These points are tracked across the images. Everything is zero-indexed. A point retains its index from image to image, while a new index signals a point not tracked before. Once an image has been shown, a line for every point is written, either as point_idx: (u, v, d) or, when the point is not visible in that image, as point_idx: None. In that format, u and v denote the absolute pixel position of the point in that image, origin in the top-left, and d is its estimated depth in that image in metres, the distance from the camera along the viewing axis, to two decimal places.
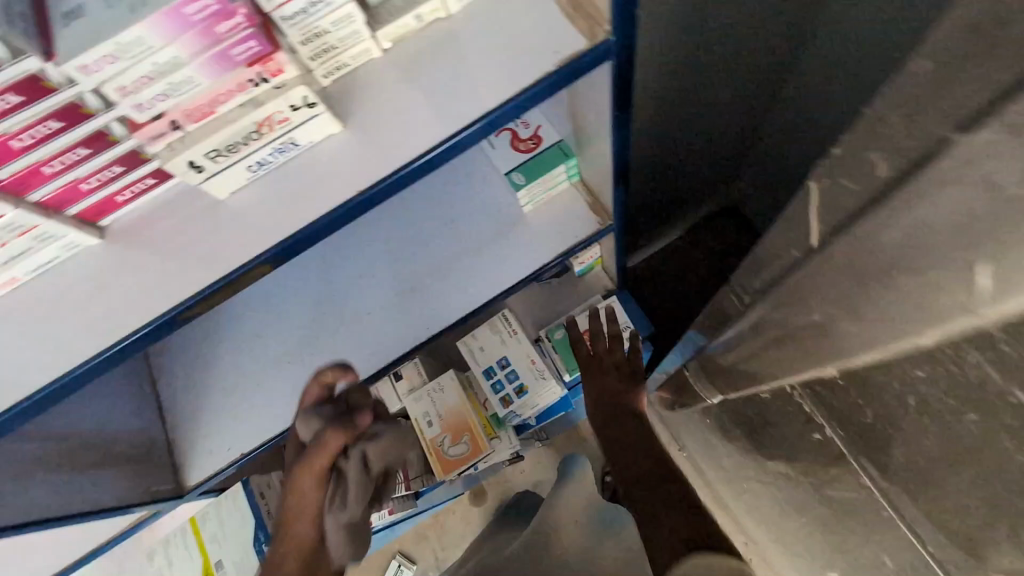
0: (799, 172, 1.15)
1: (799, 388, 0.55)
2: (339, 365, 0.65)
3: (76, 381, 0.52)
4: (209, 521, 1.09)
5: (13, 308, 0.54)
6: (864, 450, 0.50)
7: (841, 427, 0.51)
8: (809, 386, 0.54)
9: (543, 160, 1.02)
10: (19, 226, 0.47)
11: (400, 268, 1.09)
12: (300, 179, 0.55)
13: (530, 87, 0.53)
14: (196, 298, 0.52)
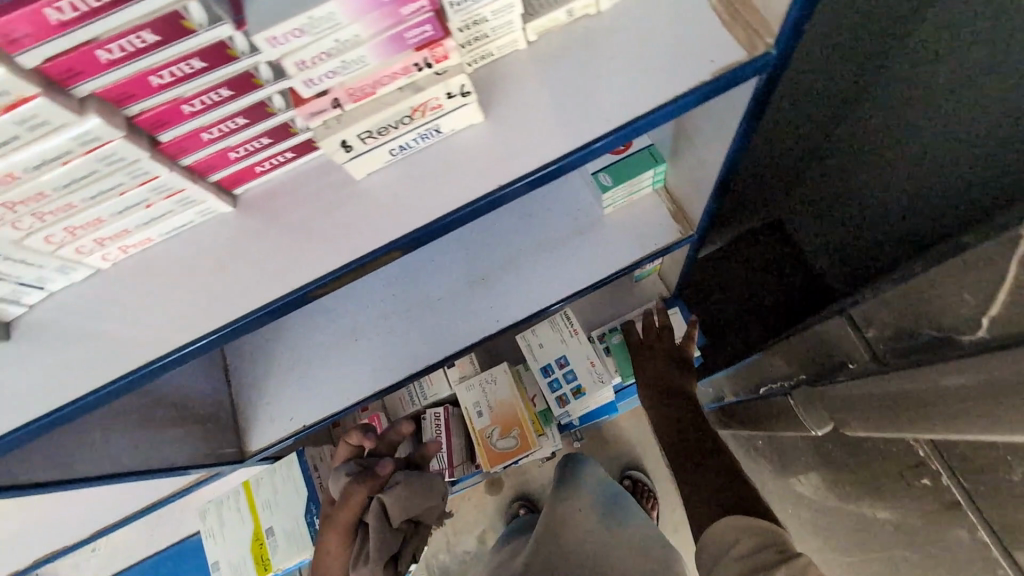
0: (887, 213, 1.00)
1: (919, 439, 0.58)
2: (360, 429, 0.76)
3: (205, 346, 0.52)
4: (262, 488, 1.08)
5: (141, 266, 0.54)
6: (993, 506, 0.51)
7: (967, 479, 0.53)
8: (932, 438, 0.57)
9: (629, 165, 0.98)
10: (168, 189, 0.47)
11: (475, 258, 1.07)
12: (432, 167, 0.53)
13: (684, 95, 0.51)
14: (327, 278, 0.51)
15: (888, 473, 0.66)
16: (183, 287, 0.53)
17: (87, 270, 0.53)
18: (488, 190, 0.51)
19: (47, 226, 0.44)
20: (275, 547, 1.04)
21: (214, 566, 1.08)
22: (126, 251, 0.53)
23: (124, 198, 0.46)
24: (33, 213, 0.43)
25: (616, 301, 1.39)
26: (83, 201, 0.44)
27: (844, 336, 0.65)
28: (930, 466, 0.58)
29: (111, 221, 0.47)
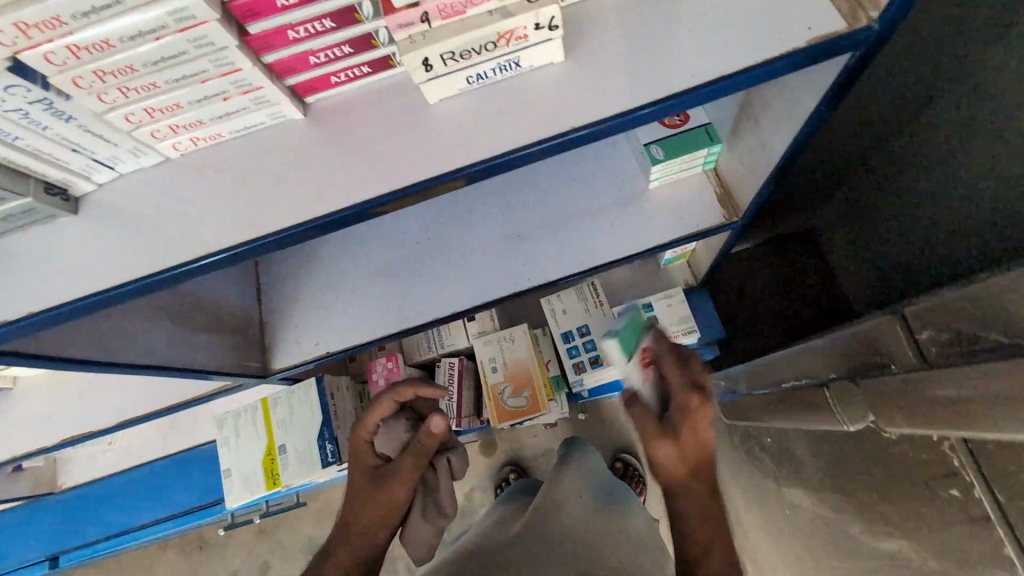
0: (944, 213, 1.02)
1: (954, 442, 0.59)
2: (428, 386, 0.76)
3: (269, 247, 0.52)
4: (279, 406, 1.12)
5: (208, 161, 0.55)
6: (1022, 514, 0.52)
7: (1003, 489, 0.53)
8: (966, 442, 0.58)
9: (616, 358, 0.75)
10: (247, 84, 0.47)
11: (515, 214, 1.07)
12: (503, 102, 0.53)
13: (778, 59, 0.49)
14: (393, 196, 0.51)
15: (917, 483, 0.66)
16: (246, 187, 0.54)
17: (156, 156, 0.54)
18: (560, 132, 0.50)
19: (129, 102, 0.45)
20: (286, 464, 1.08)
21: (226, 473, 1.12)
22: (196, 143, 0.54)
23: (205, 86, 0.46)
24: (118, 86, 0.43)
25: (643, 280, 1.39)
26: (165, 82, 0.44)
27: (892, 334, 0.64)
28: (963, 477, 0.59)
29: (188, 109, 0.48)
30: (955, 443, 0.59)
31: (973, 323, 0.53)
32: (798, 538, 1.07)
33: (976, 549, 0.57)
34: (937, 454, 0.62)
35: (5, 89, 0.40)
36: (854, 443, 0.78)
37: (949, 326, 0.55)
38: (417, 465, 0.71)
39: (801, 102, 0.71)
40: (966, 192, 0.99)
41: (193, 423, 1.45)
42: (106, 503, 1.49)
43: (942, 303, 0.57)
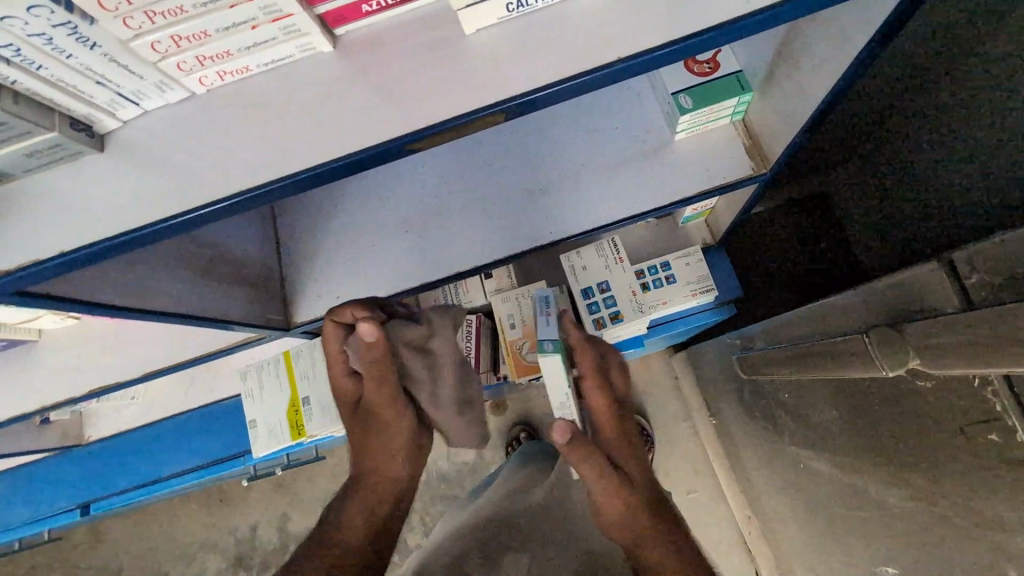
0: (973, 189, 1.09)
1: (998, 384, 0.60)
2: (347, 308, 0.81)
3: (307, 182, 0.51)
4: (301, 360, 1.13)
5: (233, 98, 0.53)
6: None
7: None
8: (1012, 383, 0.59)
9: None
10: (276, 10, 0.45)
11: (536, 166, 1.04)
12: (542, 32, 0.50)
13: None
14: (431, 131, 0.49)
15: (949, 430, 0.66)
16: (273, 125, 0.52)
17: (181, 92, 0.52)
18: (605, 62, 0.48)
19: (156, 29, 0.43)
20: (310, 415, 1.10)
21: (252, 424, 1.14)
22: (223, 78, 0.52)
23: (234, 12, 0.44)
24: (144, 10, 0.41)
25: (662, 238, 1.37)
26: (193, 7, 0.42)
27: (936, 286, 0.62)
28: (1003, 421, 0.59)
29: (215, 38, 0.46)
30: (997, 385, 0.60)
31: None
32: (810, 489, 1.10)
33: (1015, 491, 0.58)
34: (973, 397, 0.63)
35: (29, 10, 0.38)
36: (878, 393, 0.79)
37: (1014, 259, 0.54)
38: (378, 374, 0.82)
39: (849, 40, 0.67)
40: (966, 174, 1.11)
41: (212, 379, 1.47)
42: (135, 454, 1.53)
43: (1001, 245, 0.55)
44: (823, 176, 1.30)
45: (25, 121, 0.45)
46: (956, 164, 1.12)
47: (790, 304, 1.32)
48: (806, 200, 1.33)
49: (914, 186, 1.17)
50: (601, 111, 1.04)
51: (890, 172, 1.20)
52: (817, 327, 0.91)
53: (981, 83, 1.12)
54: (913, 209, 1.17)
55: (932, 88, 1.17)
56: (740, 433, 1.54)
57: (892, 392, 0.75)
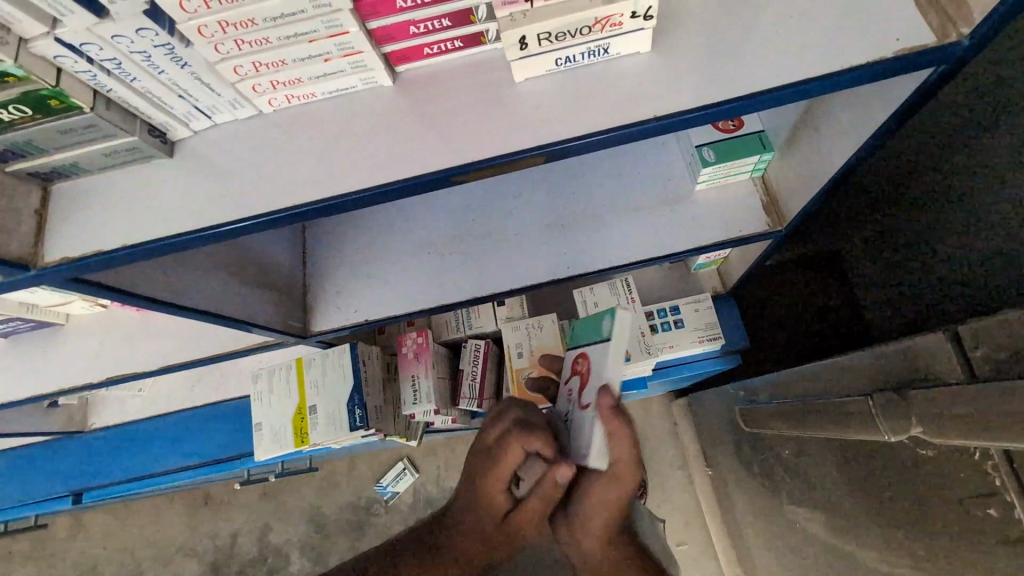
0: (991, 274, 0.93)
1: (998, 457, 0.60)
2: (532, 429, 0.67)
3: (357, 203, 0.55)
4: (313, 368, 1.15)
5: (295, 120, 0.58)
6: None
7: None
8: (1010, 457, 0.59)
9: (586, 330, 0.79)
10: (349, 48, 0.50)
11: (560, 203, 1.08)
12: (588, 86, 0.54)
13: (859, 68, 0.51)
14: (473, 166, 0.53)
15: (947, 501, 0.67)
16: (332, 147, 0.56)
17: (250, 109, 0.57)
18: (641, 119, 0.52)
19: (240, 55, 0.48)
20: (315, 423, 1.12)
21: (257, 426, 1.16)
22: (290, 100, 0.57)
23: (312, 46, 0.49)
24: (235, 38, 0.46)
25: (673, 282, 1.40)
26: (277, 39, 0.47)
27: (942, 358, 0.65)
28: (1002, 497, 0.59)
29: (291, 66, 0.51)
30: (997, 460, 0.60)
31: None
32: (802, 549, 1.09)
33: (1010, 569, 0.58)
34: (974, 469, 0.63)
35: (136, 32, 0.43)
36: (878, 457, 0.80)
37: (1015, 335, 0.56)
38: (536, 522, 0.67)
39: (869, 116, 0.71)
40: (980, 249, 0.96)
41: (220, 379, 1.50)
42: (133, 446, 1.54)
43: (1006, 323, 0.57)
44: (866, 228, 1.17)
45: (112, 125, 0.50)
46: (976, 254, 0.96)
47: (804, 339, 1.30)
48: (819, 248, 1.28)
49: (936, 253, 1.02)
50: (626, 157, 1.09)
51: (931, 237, 1.03)
52: (822, 385, 0.93)
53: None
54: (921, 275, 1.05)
55: (972, 146, 0.99)
56: (735, 486, 1.53)
57: (891, 457, 0.77)
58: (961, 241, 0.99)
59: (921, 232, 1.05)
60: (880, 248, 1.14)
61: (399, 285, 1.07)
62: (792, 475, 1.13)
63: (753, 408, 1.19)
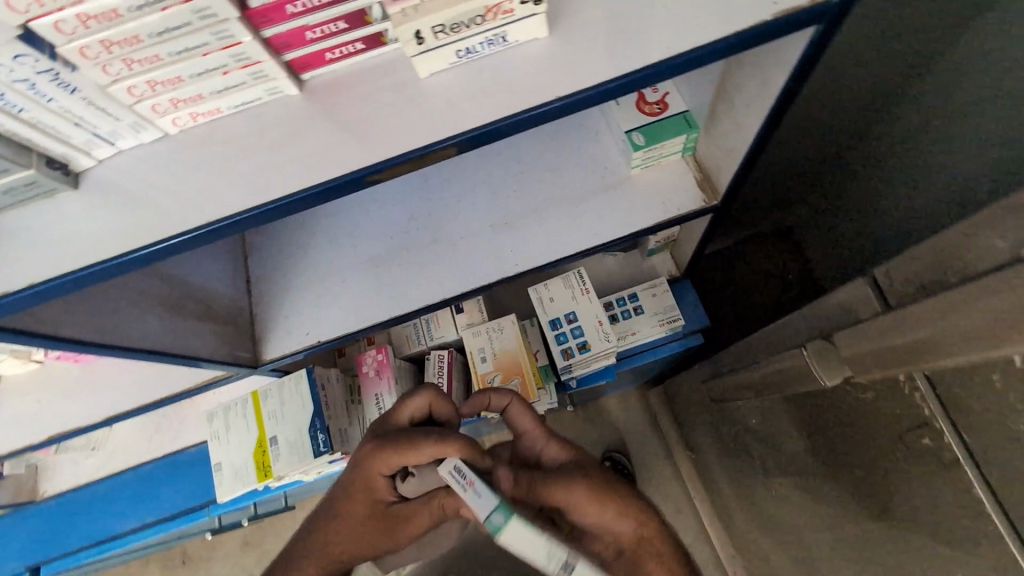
0: (921, 196, 0.97)
1: (919, 381, 0.60)
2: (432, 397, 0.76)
3: (274, 213, 0.54)
4: (270, 399, 1.13)
5: (202, 139, 0.57)
6: (993, 454, 0.53)
7: (968, 432, 0.55)
8: (929, 378, 0.59)
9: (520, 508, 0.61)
10: (247, 58, 0.50)
11: (501, 202, 1.09)
12: (494, 75, 0.56)
13: (745, 31, 0.53)
14: (385, 164, 0.53)
15: (890, 440, 0.68)
16: (245, 159, 0.56)
17: (155, 132, 0.56)
18: (545, 100, 0.54)
19: (132, 75, 0.47)
20: (277, 455, 1.09)
21: (217, 466, 1.13)
22: (195, 119, 0.56)
23: (206, 60, 0.48)
24: (122, 58, 0.45)
25: (628, 271, 1.43)
26: (168, 55, 0.47)
27: (856, 301, 0.68)
28: (933, 426, 0.59)
29: (189, 83, 0.50)
30: (923, 390, 0.60)
31: (938, 269, 0.55)
32: (783, 515, 1.11)
33: (942, 492, 0.60)
34: (904, 396, 0.63)
35: (15, 58, 0.42)
36: (819, 409, 0.84)
37: (923, 266, 0.57)
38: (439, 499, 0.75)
39: (765, 79, 0.74)
40: (900, 157, 0.99)
41: (182, 426, 1.45)
42: (92, 509, 1.46)
43: (914, 257, 0.59)
44: (883, 127, 1.01)
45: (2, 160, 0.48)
46: (925, 155, 0.93)
47: (775, 302, 1.42)
48: (764, 202, 1.35)
49: (884, 188, 1.05)
50: (562, 149, 1.10)
51: (868, 165, 1.08)
52: (767, 349, 0.96)
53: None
54: (881, 208, 1.07)
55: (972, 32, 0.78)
56: (716, 465, 1.55)
57: (831, 410, 0.81)
58: (890, 163, 1.02)
59: (859, 176, 1.11)
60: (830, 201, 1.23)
61: (352, 301, 1.06)
62: (761, 442, 1.15)
63: (716, 382, 1.21)
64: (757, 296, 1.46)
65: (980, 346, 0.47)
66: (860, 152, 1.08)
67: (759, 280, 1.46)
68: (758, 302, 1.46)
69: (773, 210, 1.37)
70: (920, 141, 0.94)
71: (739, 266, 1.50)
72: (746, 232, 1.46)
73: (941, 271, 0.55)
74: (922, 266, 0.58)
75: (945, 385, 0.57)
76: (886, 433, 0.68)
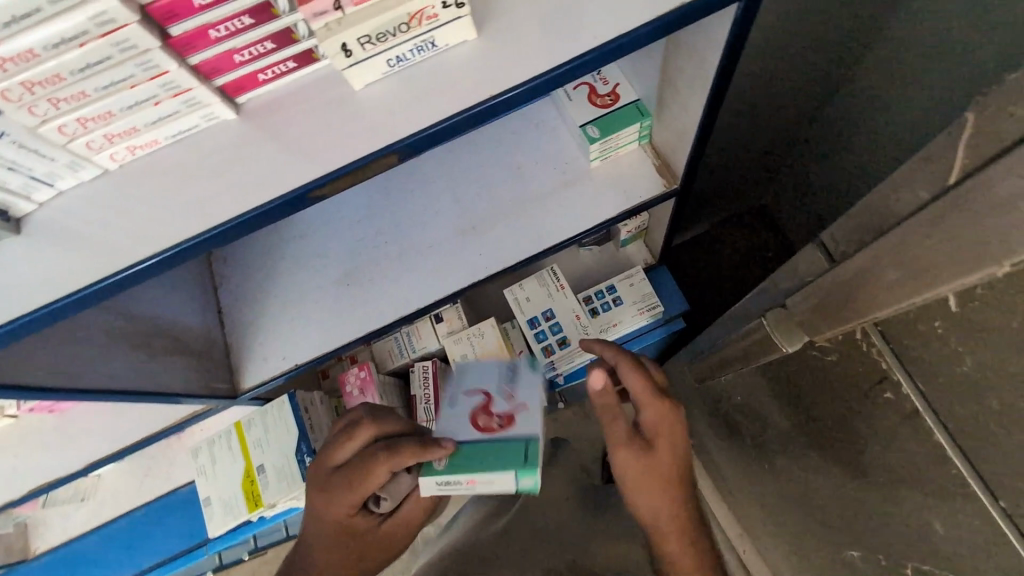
0: (887, 139, 1.02)
1: (873, 333, 0.61)
2: (371, 421, 0.80)
3: (219, 239, 0.54)
4: (253, 427, 1.12)
5: (143, 172, 0.57)
6: (949, 399, 0.54)
7: (924, 382, 0.57)
8: (881, 329, 0.60)
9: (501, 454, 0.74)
10: (177, 87, 0.50)
11: (465, 207, 1.10)
12: (428, 81, 0.56)
13: (671, 12, 0.54)
14: (328, 179, 0.53)
15: (856, 398, 0.70)
16: (186, 187, 0.56)
17: (94, 169, 0.56)
18: (481, 99, 0.54)
19: (61, 113, 0.48)
20: (266, 483, 1.08)
21: (206, 502, 1.13)
22: (133, 152, 0.56)
23: (135, 92, 0.49)
24: (48, 97, 0.46)
25: (602, 263, 1.44)
26: (95, 90, 0.47)
27: (806, 264, 0.69)
28: (892, 379, 0.61)
29: (121, 116, 0.50)
30: (878, 344, 0.61)
31: (872, 227, 0.57)
32: (775, 487, 1.12)
33: (909, 443, 0.61)
34: (861, 352, 0.65)
35: None
36: (789, 378, 0.85)
37: (863, 230, 0.58)
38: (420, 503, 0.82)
39: (703, 59, 0.75)
40: (862, 112, 1.05)
41: (169, 466, 1.42)
42: (85, 560, 1.43)
43: (853, 217, 0.60)
44: (846, 88, 1.06)
45: None
46: (889, 105, 0.98)
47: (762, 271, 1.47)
48: (749, 177, 1.38)
49: (852, 140, 1.10)
50: (521, 149, 1.11)
51: (831, 123, 1.14)
52: (731, 325, 0.98)
53: (960, 93, 0.83)
54: (851, 159, 1.12)
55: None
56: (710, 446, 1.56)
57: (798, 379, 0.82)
58: (851, 118, 1.08)
59: (823, 136, 1.18)
60: (799, 164, 1.29)
61: (326, 320, 1.05)
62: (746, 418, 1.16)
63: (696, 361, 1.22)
64: (743, 270, 1.51)
65: (926, 282, 0.50)
66: (832, 111, 1.12)
67: (743, 254, 1.51)
68: (745, 274, 1.50)
69: (747, 188, 1.43)
70: (885, 98, 0.98)
71: (720, 245, 1.54)
72: (723, 212, 1.52)
73: (875, 230, 0.57)
74: (861, 222, 0.59)
75: (896, 335, 0.59)
76: (852, 392, 0.70)
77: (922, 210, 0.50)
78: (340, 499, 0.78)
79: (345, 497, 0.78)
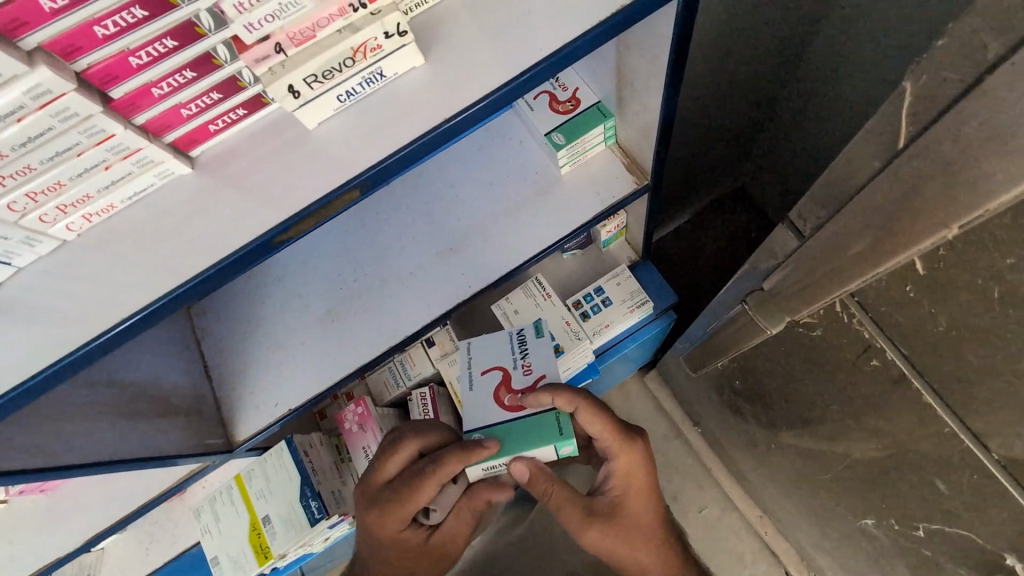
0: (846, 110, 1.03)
1: (848, 304, 0.60)
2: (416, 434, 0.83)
3: (188, 296, 0.53)
4: (254, 479, 1.10)
5: (105, 238, 0.56)
6: (940, 362, 0.54)
7: (912, 348, 0.57)
8: (856, 298, 0.59)
9: (536, 429, 0.79)
10: (124, 148, 0.49)
11: (440, 229, 1.09)
12: (381, 112, 0.56)
13: (612, 16, 0.54)
14: (290, 222, 0.53)
15: (848, 371, 0.69)
16: (150, 248, 0.54)
17: (52, 242, 0.54)
18: (435, 124, 0.54)
19: (8, 190, 0.47)
20: (273, 534, 1.06)
21: (215, 560, 1.10)
22: (90, 220, 0.55)
23: (81, 159, 0.48)
24: None
25: (587, 266, 1.43)
26: (40, 163, 0.46)
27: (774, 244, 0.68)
28: (877, 347, 0.61)
29: (72, 185, 0.49)
30: (856, 315, 0.60)
31: (831, 201, 0.55)
32: (787, 468, 1.11)
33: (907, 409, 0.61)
34: (841, 324, 0.64)
35: None
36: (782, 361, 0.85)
37: (825, 205, 0.56)
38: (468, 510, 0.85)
39: (654, 56, 0.75)
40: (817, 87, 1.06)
41: (175, 529, 1.39)
42: None
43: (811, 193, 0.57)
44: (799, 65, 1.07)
45: None
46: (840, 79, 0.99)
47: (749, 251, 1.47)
48: (723, 162, 1.39)
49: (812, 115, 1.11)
50: (491, 165, 1.11)
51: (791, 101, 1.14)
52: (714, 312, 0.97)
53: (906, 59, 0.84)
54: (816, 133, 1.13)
55: None
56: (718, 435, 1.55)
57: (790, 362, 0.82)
58: (810, 94, 1.08)
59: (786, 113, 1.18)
60: (768, 143, 1.29)
61: (314, 360, 1.04)
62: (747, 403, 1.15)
63: (690, 353, 1.22)
64: (730, 254, 1.51)
65: (892, 247, 0.50)
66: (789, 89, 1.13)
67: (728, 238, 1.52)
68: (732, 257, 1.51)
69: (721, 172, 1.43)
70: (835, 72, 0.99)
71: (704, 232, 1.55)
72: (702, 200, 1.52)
73: (836, 202, 0.55)
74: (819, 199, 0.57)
75: (873, 306, 0.58)
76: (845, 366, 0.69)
77: (875, 178, 0.49)
78: (394, 514, 0.80)
79: (399, 512, 0.80)
